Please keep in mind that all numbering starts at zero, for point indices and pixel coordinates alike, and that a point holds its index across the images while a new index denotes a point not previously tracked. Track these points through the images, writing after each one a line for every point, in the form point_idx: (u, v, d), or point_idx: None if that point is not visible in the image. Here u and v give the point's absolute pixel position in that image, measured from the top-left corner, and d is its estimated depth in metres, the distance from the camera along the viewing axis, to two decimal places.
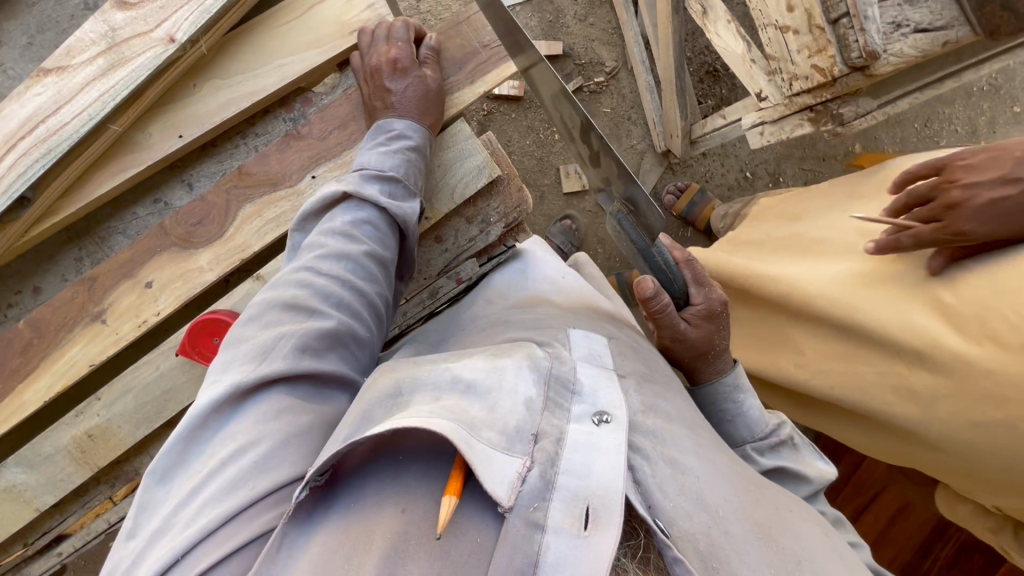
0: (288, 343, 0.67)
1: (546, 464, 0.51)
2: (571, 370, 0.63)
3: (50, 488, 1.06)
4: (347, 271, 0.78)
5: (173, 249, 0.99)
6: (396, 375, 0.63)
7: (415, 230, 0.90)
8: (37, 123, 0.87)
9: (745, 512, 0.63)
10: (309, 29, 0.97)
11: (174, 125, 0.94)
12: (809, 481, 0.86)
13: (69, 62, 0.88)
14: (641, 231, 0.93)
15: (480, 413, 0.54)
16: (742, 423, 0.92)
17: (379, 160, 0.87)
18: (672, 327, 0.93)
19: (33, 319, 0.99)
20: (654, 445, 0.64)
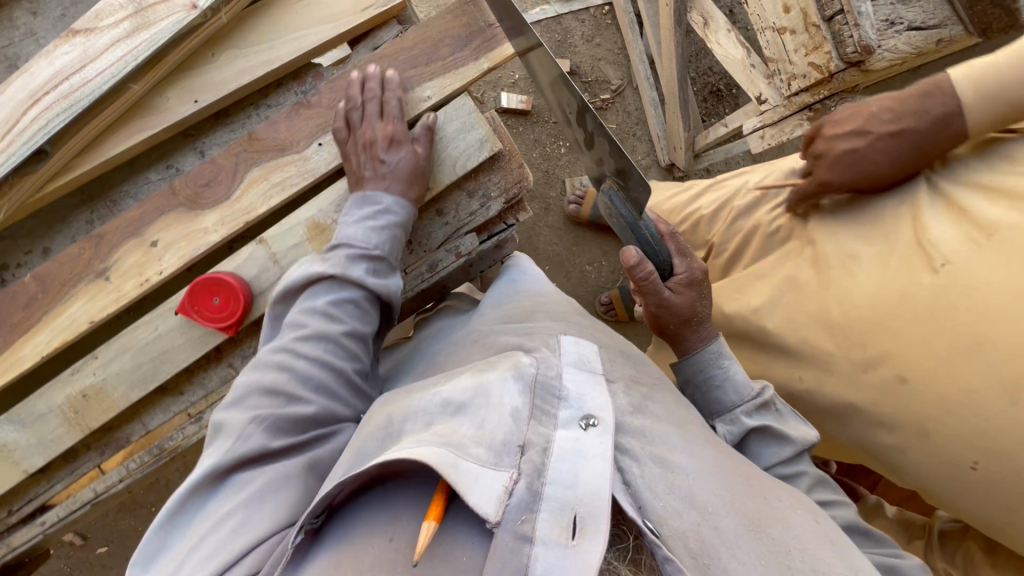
0: (265, 424, 0.74)
1: (534, 474, 0.57)
2: (559, 376, 0.69)
3: (40, 447, 1.06)
4: (325, 352, 0.84)
5: (180, 210, 1.02)
6: (390, 409, 0.72)
7: (399, 300, 0.97)
8: (63, 79, 0.92)
9: (735, 506, 0.67)
10: (324, 5, 1.02)
11: (190, 91, 0.99)
12: (794, 441, 0.87)
13: (97, 24, 0.93)
14: (630, 206, 0.95)
15: (470, 432, 0.61)
16: (729, 388, 0.93)
17: (366, 236, 0.91)
18: (656, 295, 0.94)
19: (40, 273, 1.01)
20: (642, 445, 0.68)
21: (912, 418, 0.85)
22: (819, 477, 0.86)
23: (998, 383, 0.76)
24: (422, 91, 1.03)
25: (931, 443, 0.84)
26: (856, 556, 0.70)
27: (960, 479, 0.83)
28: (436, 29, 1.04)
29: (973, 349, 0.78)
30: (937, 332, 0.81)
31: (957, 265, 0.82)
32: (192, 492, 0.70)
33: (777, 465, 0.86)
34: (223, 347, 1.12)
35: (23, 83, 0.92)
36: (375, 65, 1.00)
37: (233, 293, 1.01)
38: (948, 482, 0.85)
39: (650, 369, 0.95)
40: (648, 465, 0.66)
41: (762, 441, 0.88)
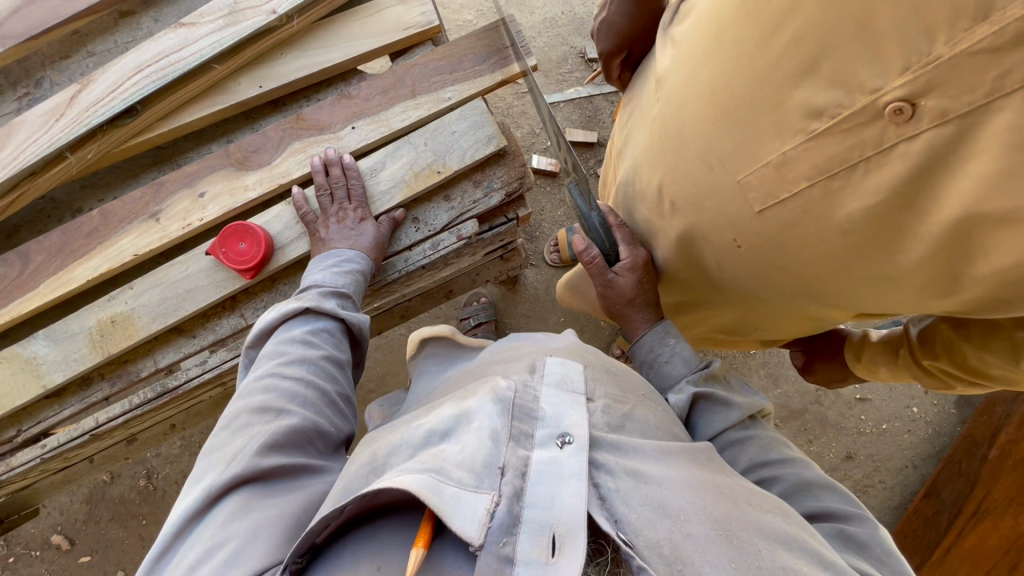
0: (253, 444, 0.69)
1: (512, 497, 0.51)
2: (534, 397, 0.61)
3: (63, 364, 1.18)
4: (313, 373, 0.84)
5: (229, 169, 1.21)
6: (377, 446, 0.62)
7: (366, 337, 1.02)
8: (164, 57, 1.17)
9: (708, 510, 0.57)
10: (375, 23, 1.27)
11: (258, 79, 1.22)
12: (736, 405, 0.87)
13: (199, 20, 1.19)
14: (585, 198, 1.06)
15: (454, 453, 0.54)
16: (678, 363, 0.98)
17: (332, 279, 1.02)
18: (601, 277, 1.02)
19: (105, 210, 1.19)
20: (617, 458, 0.58)
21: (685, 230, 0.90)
22: (767, 438, 0.85)
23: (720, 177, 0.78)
24: (444, 93, 1.24)
25: (710, 248, 0.88)
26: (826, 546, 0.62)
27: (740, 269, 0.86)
28: (462, 48, 1.26)
29: (695, 161, 0.81)
30: (670, 159, 0.85)
31: (664, 102, 0.86)
32: (183, 526, 0.63)
33: (725, 430, 0.86)
34: (239, 297, 1.24)
35: (134, 57, 1.18)
36: (333, 151, 1.18)
37: (256, 240, 1.15)
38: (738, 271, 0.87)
39: (636, 381, 0.76)
40: (623, 478, 0.57)
41: (707, 406, 0.88)
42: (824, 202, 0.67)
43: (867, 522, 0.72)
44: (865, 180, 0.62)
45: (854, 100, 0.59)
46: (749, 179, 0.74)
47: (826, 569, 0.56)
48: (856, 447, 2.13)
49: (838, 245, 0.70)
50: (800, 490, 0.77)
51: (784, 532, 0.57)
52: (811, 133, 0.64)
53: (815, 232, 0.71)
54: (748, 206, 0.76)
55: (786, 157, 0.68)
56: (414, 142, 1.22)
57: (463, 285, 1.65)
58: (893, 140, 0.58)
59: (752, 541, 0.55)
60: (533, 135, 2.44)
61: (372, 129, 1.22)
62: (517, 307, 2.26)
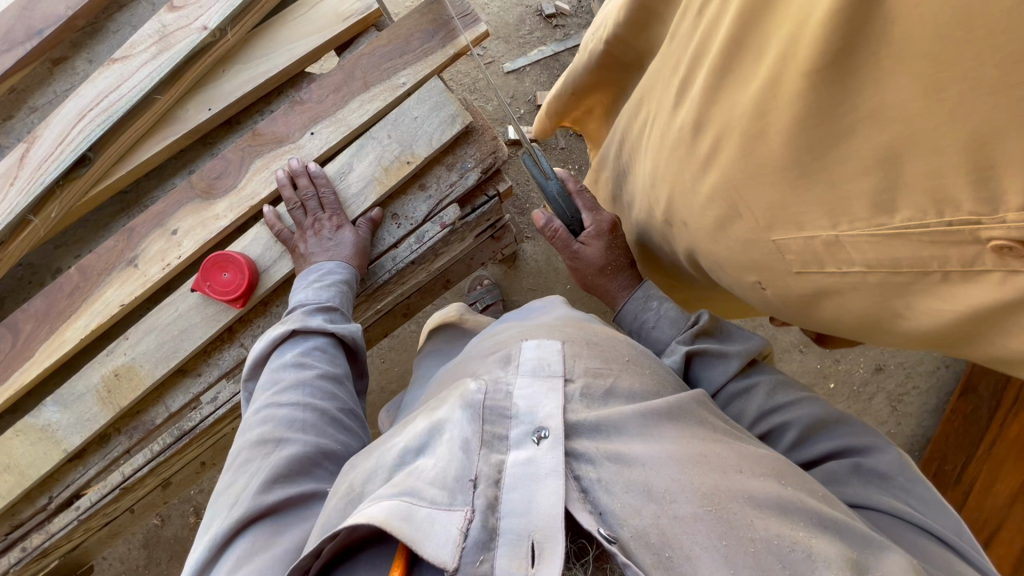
0: (255, 482, 0.71)
1: (487, 511, 0.49)
2: (505, 394, 0.59)
3: (76, 426, 1.17)
4: (307, 396, 0.85)
5: (196, 200, 1.17)
6: (359, 471, 0.60)
7: (361, 345, 1.02)
8: (104, 98, 1.12)
9: (696, 484, 0.52)
10: (313, 20, 1.20)
11: (205, 102, 1.18)
12: (732, 355, 0.89)
13: (131, 53, 1.14)
14: (540, 168, 1.14)
15: (428, 470, 0.52)
16: (664, 324, 0.99)
17: (315, 295, 1.01)
18: (567, 248, 1.10)
19: (82, 266, 1.17)
20: (596, 444, 0.55)
21: (721, 258, 0.83)
22: (772, 381, 0.87)
23: (756, 228, 0.71)
24: (398, 79, 1.18)
25: (744, 277, 0.82)
26: (836, 501, 0.58)
27: (776, 302, 0.82)
28: (407, 27, 1.19)
29: (734, 204, 0.72)
30: (715, 190, 0.74)
31: (713, 130, 0.71)
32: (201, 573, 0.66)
33: (727, 383, 0.88)
34: (235, 327, 1.22)
35: (73, 104, 1.13)
36: (296, 161, 1.14)
37: (239, 267, 1.12)
38: (773, 301, 0.82)
39: (623, 344, 0.74)
40: (604, 465, 0.53)
41: (704, 360, 0.89)
42: (884, 295, 0.62)
43: (885, 451, 0.76)
44: (943, 295, 0.56)
45: (946, 215, 0.50)
46: (791, 246, 0.69)
47: (827, 527, 0.52)
48: (885, 358, 2.09)
49: (876, 312, 0.66)
50: (816, 430, 0.80)
51: (777, 498, 0.52)
52: (883, 229, 0.57)
53: (857, 301, 0.67)
54: (786, 265, 0.72)
55: (838, 240, 0.62)
56: (377, 136, 1.17)
57: (459, 272, 1.62)
58: (989, 267, 0.50)
59: (742, 513, 0.50)
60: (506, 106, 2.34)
61: (332, 131, 1.17)
62: (521, 283, 2.23)
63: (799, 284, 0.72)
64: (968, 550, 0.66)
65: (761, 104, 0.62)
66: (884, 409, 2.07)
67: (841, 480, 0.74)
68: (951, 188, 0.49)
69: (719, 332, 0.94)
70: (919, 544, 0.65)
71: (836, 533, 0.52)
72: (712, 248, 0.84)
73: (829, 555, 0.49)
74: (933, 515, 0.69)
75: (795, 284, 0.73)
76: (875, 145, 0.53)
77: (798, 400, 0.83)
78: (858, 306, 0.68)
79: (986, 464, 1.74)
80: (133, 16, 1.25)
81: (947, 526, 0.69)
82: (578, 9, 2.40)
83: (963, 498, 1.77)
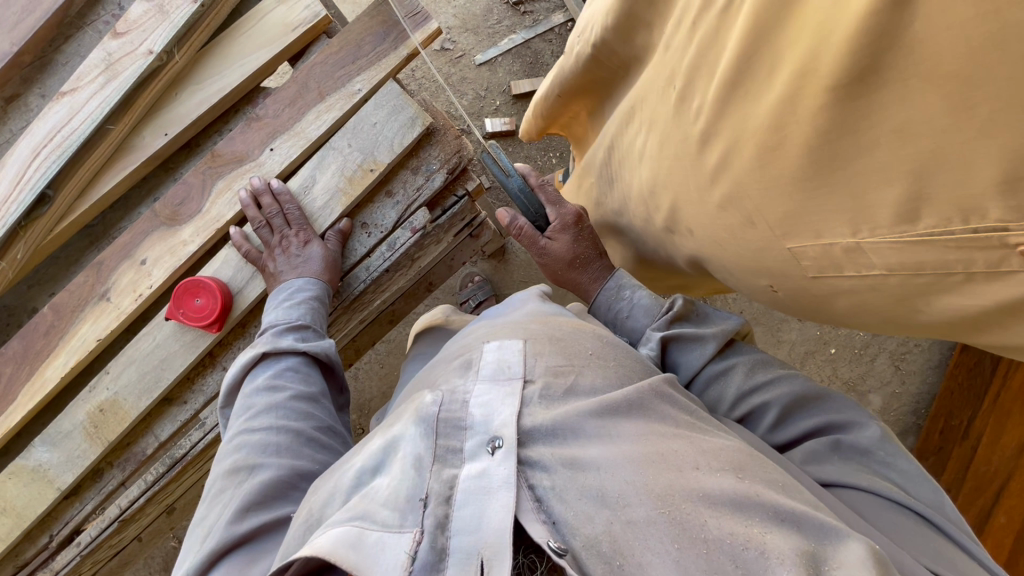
0: (229, 512, 0.72)
1: (436, 530, 0.49)
2: (460, 404, 0.59)
3: (67, 465, 1.17)
4: (280, 419, 0.85)
5: (162, 228, 1.16)
6: (322, 493, 0.61)
7: (336, 359, 1.03)
8: (57, 133, 1.11)
9: (650, 486, 0.52)
10: (261, 33, 1.18)
11: (160, 127, 1.16)
12: (708, 337, 0.87)
13: (79, 85, 1.12)
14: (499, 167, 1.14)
15: (380, 492, 0.53)
16: (638, 312, 0.98)
17: (286, 314, 1.01)
18: (534, 244, 1.11)
19: (54, 305, 1.16)
20: (552, 449, 0.56)
21: (734, 267, 0.81)
22: (750, 361, 0.85)
23: (770, 235, 0.68)
24: (353, 86, 1.16)
25: (755, 282, 0.80)
26: (800, 488, 0.58)
27: (787, 302, 0.80)
28: (357, 31, 1.17)
29: (748, 214, 0.69)
30: (721, 203, 0.72)
31: (722, 142, 0.67)
32: None
33: (705, 366, 0.86)
34: (216, 352, 1.21)
35: (27, 143, 1.12)
36: (257, 179, 1.12)
37: (211, 292, 1.11)
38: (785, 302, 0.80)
39: (589, 333, 0.74)
40: (559, 472, 0.54)
41: (680, 345, 0.88)
42: (904, 294, 0.59)
43: (866, 426, 0.75)
44: (969, 292, 0.53)
45: (972, 224, 0.48)
46: (807, 251, 0.65)
47: (783, 519, 0.52)
48: None
49: (898, 314, 0.64)
50: (796, 408, 0.79)
51: (732, 496, 0.52)
52: (907, 236, 0.54)
53: (879, 303, 0.64)
54: (802, 270, 0.69)
55: (859, 246, 0.59)
56: (338, 146, 1.15)
57: (442, 274, 1.53)
58: (1016, 268, 0.47)
59: (694, 513, 0.50)
60: (480, 98, 2.28)
61: (291, 145, 1.15)
62: (512, 276, 2.19)
63: (819, 292, 0.70)
64: (947, 525, 0.66)
65: (771, 119, 0.59)
66: (887, 370, 2.05)
67: (821, 458, 0.74)
68: (977, 197, 0.46)
69: (693, 315, 0.93)
70: (895, 521, 0.66)
71: (793, 525, 0.52)
72: (722, 258, 0.81)
73: (783, 550, 0.49)
74: (912, 488, 0.70)
75: (815, 293, 0.71)
76: (896, 161, 0.50)
77: (778, 377, 0.82)
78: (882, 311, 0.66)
79: (991, 418, 1.71)
80: (81, 46, 1.23)
81: (926, 499, 0.70)
82: None
83: (971, 453, 1.72)
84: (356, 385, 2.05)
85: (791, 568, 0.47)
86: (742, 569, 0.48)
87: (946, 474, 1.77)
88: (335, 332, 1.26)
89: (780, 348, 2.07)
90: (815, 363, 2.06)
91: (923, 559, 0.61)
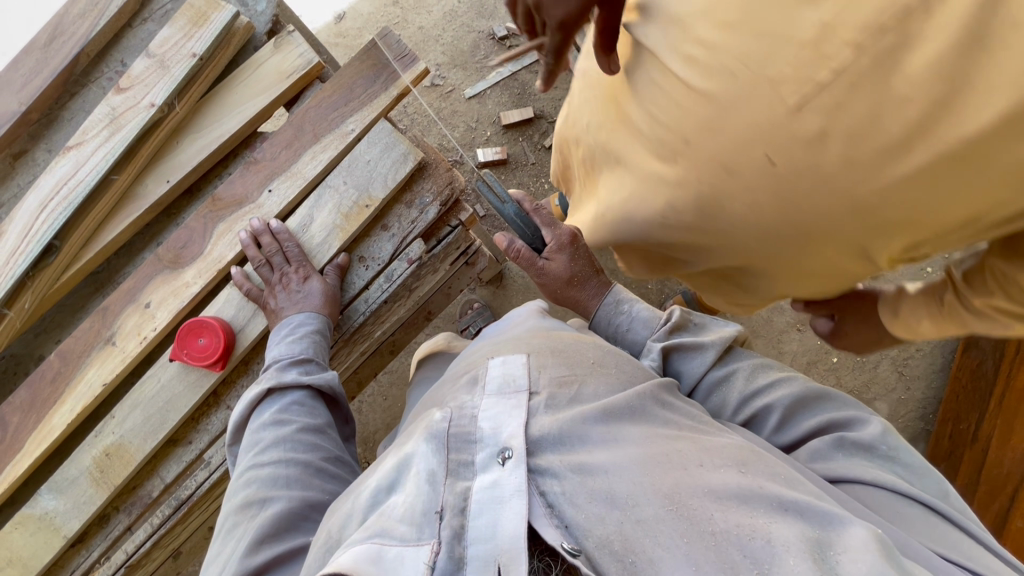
0: (244, 544, 0.73)
1: (453, 541, 0.50)
2: (469, 418, 0.60)
3: (74, 511, 1.17)
4: (288, 451, 0.86)
5: (165, 272, 1.19)
6: (337, 516, 0.62)
7: (341, 389, 1.05)
8: (62, 185, 1.15)
9: (656, 484, 0.54)
10: (257, 81, 1.23)
11: (163, 175, 1.20)
12: (708, 347, 0.89)
13: (83, 138, 1.17)
14: (494, 193, 1.10)
15: (396, 508, 0.54)
16: (637, 326, 1.04)
17: (289, 348, 1.04)
18: (532, 266, 1.12)
19: (61, 352, 1.18)
20: (561, 456, 0.57)
21: (697, 195, 0.67)
22: (751, 365, 0.87)
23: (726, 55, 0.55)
24: (347, 126, 1.21)
25: (732, 198, 0.65)
26: (804, 483, 0.59)
27: (794, 187, 0.59)
28: (348, 75, 1.23)
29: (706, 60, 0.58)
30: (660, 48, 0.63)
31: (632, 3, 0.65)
32: None
33: (707, 373, 0.88)
34: (220, 391, 1.23)
35: (33, 196, 1.16)
36: (257, 220, 1.15)
37: (213, 331, 1.14)
38: (776, 216, 0.63)
39: (589, 348, 0.75)
40: (568, 477, 0.55)
41: (681, 355, 0.90)
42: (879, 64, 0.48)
43: (868, 423, 0.76)
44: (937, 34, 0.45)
45: None
46: (780, 72, 0.53)
47: (787, 510, 0.53)
48: None
49: (888, 123, 0.50)
50: (797, 408, 0.80)
51: (735, 489, 0.54)
52: None
53: (858, 116, 0.51)
54: (778, 101, 0.54)
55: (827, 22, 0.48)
56: (333, 184, 1.18)
57: (440, 302, 1.54)
58: None
59: (701, 507, 0.52)
60: (472, 130, 2.34)
61: (288, 186, 1.20)
62: (511, 301, 2.21)
63: (786, 140, 0.56)
64: (953, 512, 0.67)
65: None
66: (891, 376, 2.05)
67: (826, 456, 0.74)
68: None
69: (692, 328, 0.95)
70: (902, 512, 0.66)
71: (797, 514, 0.53)
72: (709, 142, 0.62)
73: (789, 538, 0.50)
74: (915, 481, 0.71)
75: (778, 143, 0.56)
76: None
77: (779, 377, 0.84)
78: (880, 124, 0.50)
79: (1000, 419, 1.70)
80: (85, 102, 1.29)
81: (930, 491, 0.70)
82: None
83: (983, 456, 1.71)
84: (361, 418, 2.05)
85: (798, 554, 0.48)
86: (751, 559, 0.49)
87: (960, 478, 1.76)
88: (337, 365, 1.28)
89: (782, 359, 2.07)
90: (819, 373, 2.06)
91: (931, 546, 0.61)
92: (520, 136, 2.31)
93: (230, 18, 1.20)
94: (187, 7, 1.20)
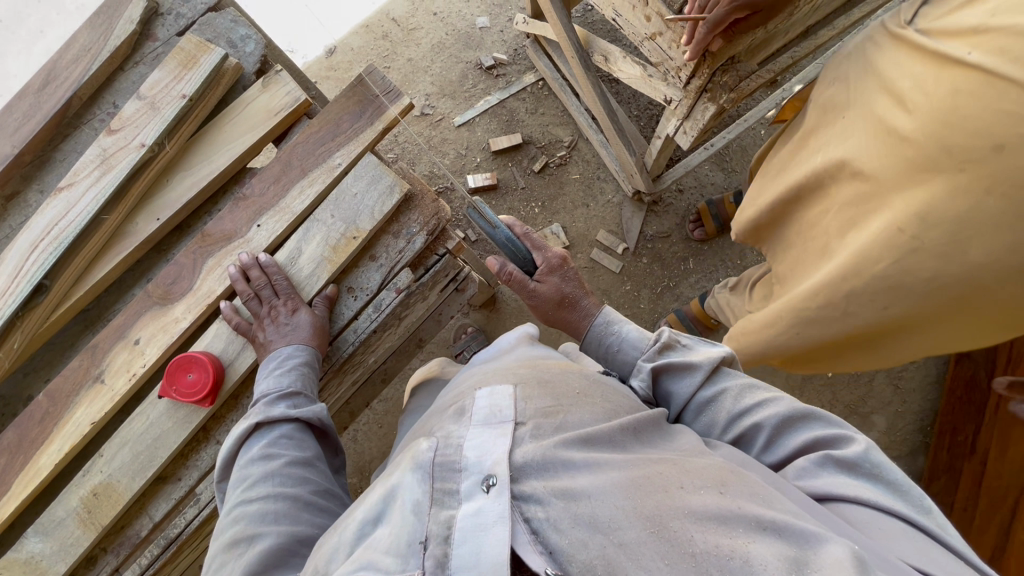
0: None
1: (436, 571, 0.50)
2: (455, 447, 0.61)
3: (61, 554, 1.15)
4: (278, 485, 0.87)
5: (154, 307, 1.19)
6: (324, 548, 0.62)
7: (329, 421, 1.05)
8: (54, 225, 1.17)
9: (637, 508, 0.55)
10: (246, 118, 1.27)
11: (153, 213, 1.22)
12: (698, 366, 0.89)
13: (75, 178, 1.19)
14: (483, 219, 1.12)
15: (381, 540, 0.55)
16: (626, 347, 1.02)
17: (277, 382, 1.04)
18: (523, 288, 1.15)
19: (49, 392, 1.18)
20: (544, 481, 0.57)
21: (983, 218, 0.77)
22: (739, 385, 0.87)
23: None
24: (334, 160, 1.24)
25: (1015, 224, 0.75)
26: (785, 503, 0.60)
27: None
28: (335, 111, 1.26)
29: None
30: None
31: None
32: None
33: (698, 392, 0.88)
34: (210, 425, 1.23)
35: (26, 238, 1.17)
36: (245, 254, 1.17)
37: (202, 366, 1.14)
38: None
39: (574, 377, 0.76)
40: (552, 503, 0.55)
41: (670, 375, 0.90)
42: None
43: (852, 440, 0.76)
44: None
45: None
46: None
47: (767, 528, 0.54)
48: None
49: None
50: (784, 429, 0.80)
51: (715, 510, 0.54)
52: None
53: None
54: None
55: None
56: (321, 218, 1.20)
57: (431, 329, 1.55)
58: None
59: (682, 530, 0.52)
60: (461, 157, 2.39)
61: (277, 221, 1.22)
62: (505, 325, 2.22)
63: None
64: (935, 529, 0.68)
65: None
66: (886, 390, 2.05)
67: (811, 475, 0.74)
68: None
69: (678, 349, 0.96)
70: (884, 529, 0.66)
71: (776, 533, 0.53)
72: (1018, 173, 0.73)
73: (767, 557, 0.51)
74: (897, 497, 0.71)
75: None
76: None
77: (765, 396, 0.83)
78: None
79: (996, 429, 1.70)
80: (78, 143, 1.31)
81: (913, 506, 0.70)
82: (515, 57, 2.47)
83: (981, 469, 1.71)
84: (356, 448, 2.03)
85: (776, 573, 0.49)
86: None
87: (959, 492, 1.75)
88: (327, 396, 1.28)
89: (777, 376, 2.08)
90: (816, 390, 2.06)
91: (913, 561, 0.62)
92: (509, 162, 2.35)
93: (219, 59, 1.24)
94: (179, 51, 1.24)
